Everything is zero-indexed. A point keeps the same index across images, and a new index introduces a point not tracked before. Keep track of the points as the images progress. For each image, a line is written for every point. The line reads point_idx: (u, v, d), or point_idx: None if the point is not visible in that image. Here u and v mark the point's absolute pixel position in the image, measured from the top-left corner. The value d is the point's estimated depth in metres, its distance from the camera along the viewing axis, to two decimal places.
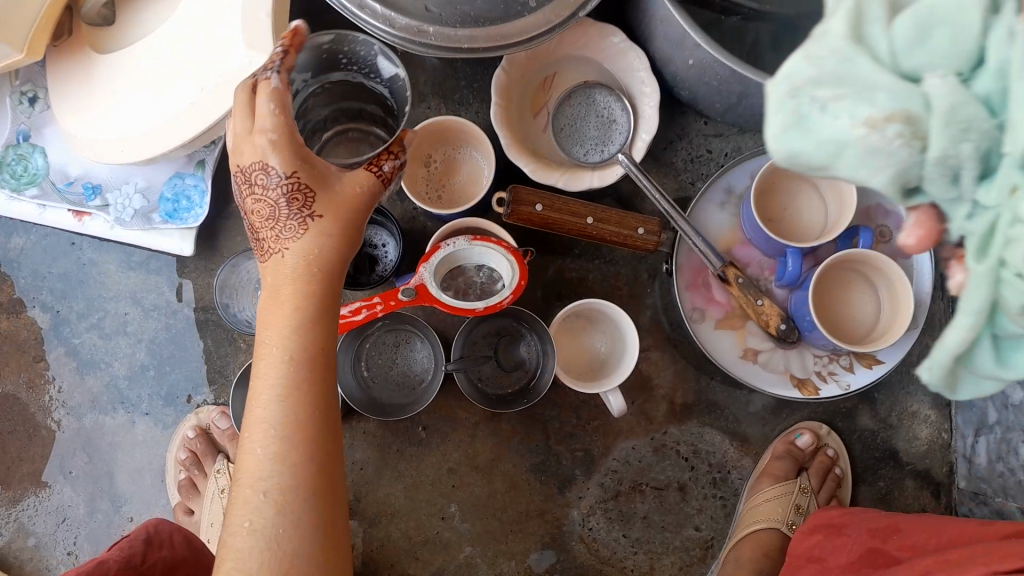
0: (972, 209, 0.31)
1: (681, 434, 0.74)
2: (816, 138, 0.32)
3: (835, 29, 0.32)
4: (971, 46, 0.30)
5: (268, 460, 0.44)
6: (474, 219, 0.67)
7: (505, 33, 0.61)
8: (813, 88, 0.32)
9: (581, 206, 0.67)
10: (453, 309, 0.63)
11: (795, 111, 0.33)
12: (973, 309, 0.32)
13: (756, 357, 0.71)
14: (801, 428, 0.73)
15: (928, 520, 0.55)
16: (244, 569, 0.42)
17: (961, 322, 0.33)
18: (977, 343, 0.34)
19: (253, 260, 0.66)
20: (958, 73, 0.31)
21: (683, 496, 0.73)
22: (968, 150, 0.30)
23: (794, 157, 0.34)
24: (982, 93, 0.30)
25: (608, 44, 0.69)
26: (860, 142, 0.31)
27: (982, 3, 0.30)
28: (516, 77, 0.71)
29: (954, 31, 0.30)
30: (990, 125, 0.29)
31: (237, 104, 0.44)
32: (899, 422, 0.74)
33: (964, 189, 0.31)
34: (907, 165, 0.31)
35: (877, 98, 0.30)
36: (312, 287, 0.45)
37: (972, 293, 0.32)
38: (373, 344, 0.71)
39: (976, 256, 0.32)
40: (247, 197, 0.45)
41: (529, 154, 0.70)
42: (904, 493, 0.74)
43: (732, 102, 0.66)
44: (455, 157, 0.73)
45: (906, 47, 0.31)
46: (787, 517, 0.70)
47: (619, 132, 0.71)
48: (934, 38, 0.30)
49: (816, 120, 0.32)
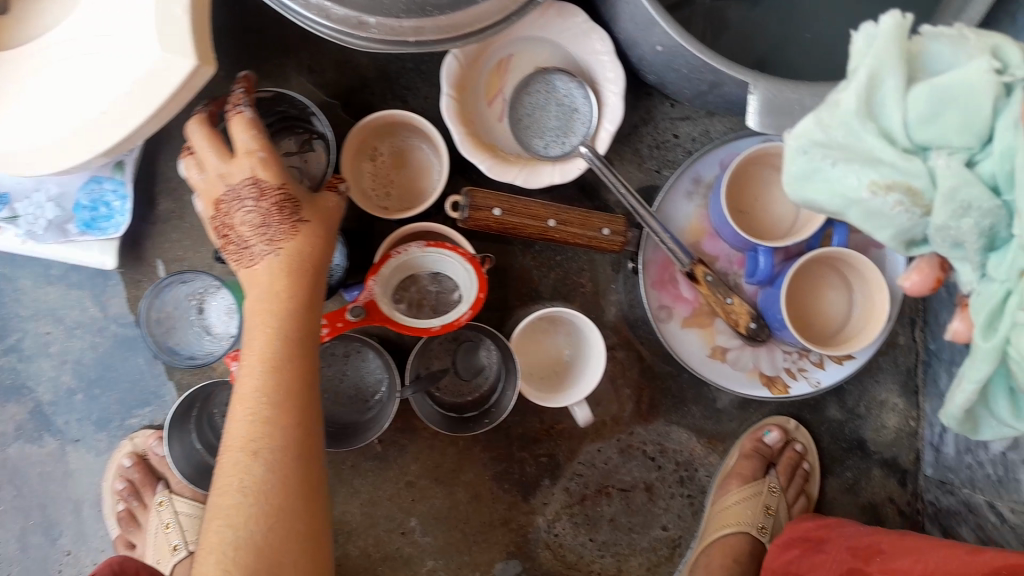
0: (981, 276, 0.37)
1: (647, 434, 0.71)
2: (827, 190, 0.38)
3: (848, 102, 0.37)
4: (983, 127, 0.34)
5: (254, 421, 0.47)
6: (427, 222, 0.62)
7: (455, 23, 0.55)
8: (821, 148, 0.37)
9: (542, 208, 0.62)
10: (406, 329, 0.58)
11: (804, 166, 0.38)
12: (976, 378, 0.38)
13: (724, 356, 0.68)
14: (768, 424, 0.71)
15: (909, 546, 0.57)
16: (232, 522, 0.45)
17: (966, 386, 0.38)
18: (995, 397, 0.39)
19: (173, 287, 0.62)
20: (970, 152, 0.35)
21: (650, 497, 0.72)
22: (969, 225, 0.35)
23: (805, 203, 0.40)
24: (988, 174, 0.35)
25: (568, 25, 0.64)
26: (864, 202, 0.37)
27: (993, 89, 0.34)
28: (469, 64, 0.64)
29: (966, 113, 0.34)
30: (993, 205, 0.34)
31: (204, 138, 0.50)
32: (867, 411, 0.72)
33: (969, 254, 0.36)
34: (908, 226, 0.37)
35: (882, 168, 0.36)
36: (299, 273, 0.50)
37: (978, 363, 0.37)
38: (323, 355, 0.66)
39: (985, 333, 0.36)
40: (231, 217, 0.50)
41: (484, 149, 0.64)
42: (871, 483, 0.72)
43: (702, 90, 0.61)
44: (403, 147, 0.67)
45: (918, 121, 0.36)
46: (756, 520, 0.68)
47: (581, 122, 0.65)
48: (945, 118, 0.35)
49: (827, 173, 0.38)
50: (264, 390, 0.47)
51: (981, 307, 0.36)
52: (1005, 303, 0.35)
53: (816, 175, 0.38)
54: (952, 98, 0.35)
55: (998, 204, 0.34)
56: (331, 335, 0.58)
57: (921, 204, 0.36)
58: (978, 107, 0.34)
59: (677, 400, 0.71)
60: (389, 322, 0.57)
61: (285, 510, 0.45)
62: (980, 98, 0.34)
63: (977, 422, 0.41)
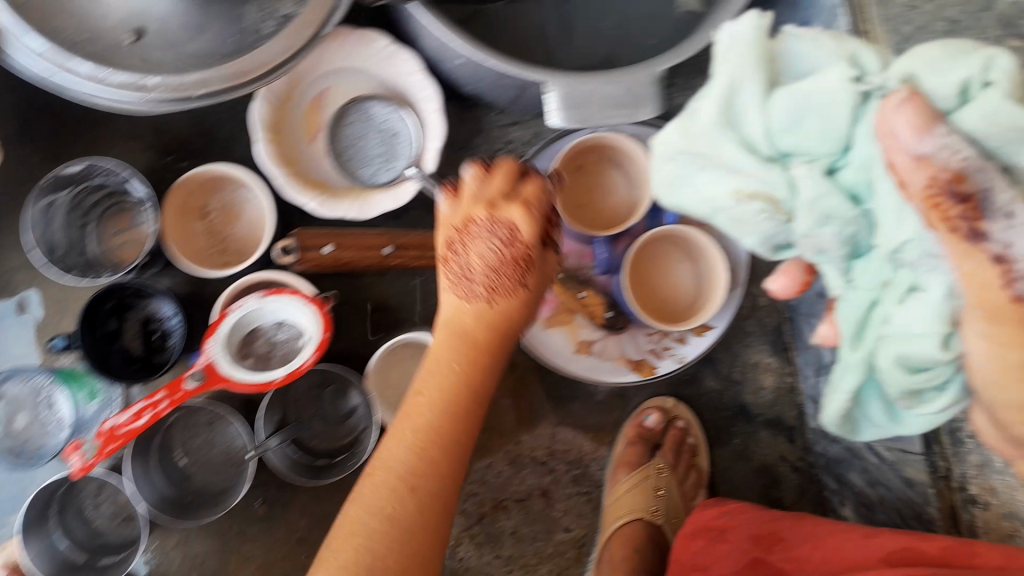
0: (848, 278, 0.41)
1: (533, 440, 0.72)
2: (695, 194, 0.44)
3: (711, 116, 0.41)
4: (840, 140, 0.38)
5: (417, 443, 0.45)
6: (261, 274, 0.61)
7: (241, 69, 0.53)
8: (690, 157, 0.43)
9: (375, 237, 0.61)
10: (247, 387, 0.58)
11: (679, 172, 0.44)
12: (848, 382, 0.44)
13: (590, 349, 0.69)
14: (648, 408, 0.72)
15: (808, 531, 0.60)
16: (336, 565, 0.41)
17: (840, 390, 0.45)
18: (872, 403, 0.45)
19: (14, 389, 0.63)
20: (829, 164, 0.39)
21: (548, 502, 0.72)
22: (832, 231, 0.39)
23: (679, 206, 0.46)
24: (849, 184, 0.39)
25: (374, 52, 0.63)
26: (731, 208, 0.42)
27: (850, 104, 0.37)
28: (279, 105, 0.63)
29: (824, 126, 0.38)
30: (853, 213, 0.38)
31: None
32: (743, 376, 0.73)
33: (835, 259, 0.41)
34: (774, 231, 0.42)
35: (743, 176, 0.41)
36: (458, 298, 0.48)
37: (850, 358, 0.43)
38: (184, 425, 0.66)
39: (853, 344, 0.42)
40: None
41: (312, 188, 0.62)
42: (760, 444, 0.73)
43: (515, 94, 0.61)
44: (231, 201, 0.66)
45: (778, 133, 0.40)
46: (649, 505, 0.69)
47: (405, 144, 0.65)
48: (805, 130, 0.38)
49: (696, 179, 0.43)
50: (438, 398, 0.46)
51: (852, 309, 0.42)
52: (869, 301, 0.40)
53: (685, 180, 0.44)
54: (811, 109, 0.38)
55: (855, 213, 0.38)
56: (172, 406, 0.57)
57: (782, 211, 0.40)
58: (829, 125, 0.38)
59: (556, 401, 0.72)
60: (227, 383, 0.56)
61: (419, 542, 0.43)
62: (831, 119, 0.38)
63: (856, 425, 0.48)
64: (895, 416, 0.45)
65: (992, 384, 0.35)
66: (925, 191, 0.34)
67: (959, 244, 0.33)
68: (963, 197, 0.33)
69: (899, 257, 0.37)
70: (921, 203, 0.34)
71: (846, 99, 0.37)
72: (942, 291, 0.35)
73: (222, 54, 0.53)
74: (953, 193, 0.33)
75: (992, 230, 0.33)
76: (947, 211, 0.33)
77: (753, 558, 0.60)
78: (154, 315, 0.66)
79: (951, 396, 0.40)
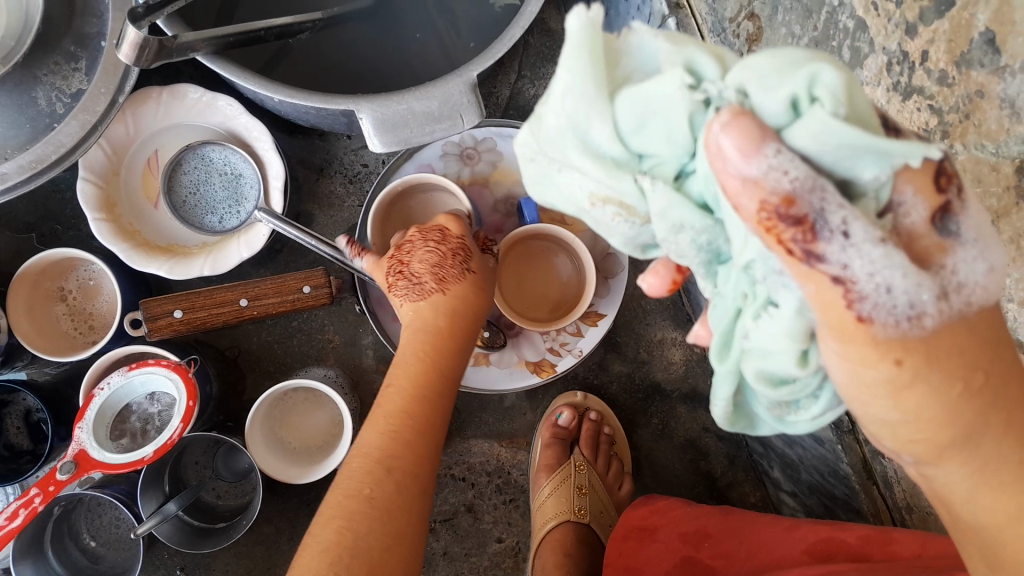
0: (716, 288, 0.30)
1: (449, 458, 0.70)
2: (556, 196, 0.30)
3: (548, 116, 0.27)
4: (686, 140, 0.25)
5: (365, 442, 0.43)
6: (123, 349, 0.59)
7: (37, 156, 0.52)
8: (538, 152, 0.29)
9: (228, 291, 0.59)
10: (124, 466, 0.56)
11: (531, 174, 0.30)
12: (721, 396, 0.31)
13: (488, 359, 0.66)
14: (559, 407, 0.71)
15: (735, 521, 0.54)
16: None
17: (716, 400, 0.32)
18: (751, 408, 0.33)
19: None
20: (680, 167, 0.26)
21: (475, 517, 0.70)
22: (686, 242, 0.27)
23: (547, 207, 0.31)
24: (698, 193, 0.26)
25: (189, 103, 0.61)
26: (587, 215, 0.30)
27: (685, 95, 0.24)
28: (109, 178, 0.60)
29: (666, 123, 0.25)
30: (707, 224, 0.27)
31: None
32: (650, 355, 0.72)
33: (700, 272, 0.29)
34: (633, 235, 0.30)
35: (593, 179, 0.28)
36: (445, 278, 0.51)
37: (717, 382, 0.31)
38: (90, 507, 0.64)
39: (719, 353, 0.30)
40: None
41: (162, 254, 0.60)
42: (681, 420, 0.72)
43: (346, 122, 0.57)
44: (88, 282, 0.64)
45: (625, 132, 0.26)
46: (575, 505, 0.66)
47: (249, 185, 0.62)
48: (652, 128, 0.26)
49: (550, 179, 0.30)
50: (409, 384, 0.46)
51: (717, 319, 0.29)
52: (733, 326, 0.29)
53: (544, 182, 0.30)
54: (651, 105, 0.25)
55: (712, 226, 0.26)
56: (46, 503, 0.55)
57: (639, 215, 0.28)
58: (670, 118, 0.25)
59: (464, 416, 0.70)
60: (99, 469, 0.54)
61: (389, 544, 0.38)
62: (668, 107, 0.25)
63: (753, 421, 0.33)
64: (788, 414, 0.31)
65: (862, 405, 0.26)
66: (764, 209, 0.23)
67: (801, 271, 0.24)
68: (795, 215, 0.22)
69: (752, 274, 0.26)
70: (753, 224, 0.23)
71: (676, 106, 0.24)
72: (787, 302, 0.25)
73: (16, 146, 0.52)
74: (777, 212, 0.23)
75: (826, 252, 0.23)
76: (777, 233, 0.23)
77: (683, 558, 0.54)
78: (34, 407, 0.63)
79: (828, 404, 0.28)
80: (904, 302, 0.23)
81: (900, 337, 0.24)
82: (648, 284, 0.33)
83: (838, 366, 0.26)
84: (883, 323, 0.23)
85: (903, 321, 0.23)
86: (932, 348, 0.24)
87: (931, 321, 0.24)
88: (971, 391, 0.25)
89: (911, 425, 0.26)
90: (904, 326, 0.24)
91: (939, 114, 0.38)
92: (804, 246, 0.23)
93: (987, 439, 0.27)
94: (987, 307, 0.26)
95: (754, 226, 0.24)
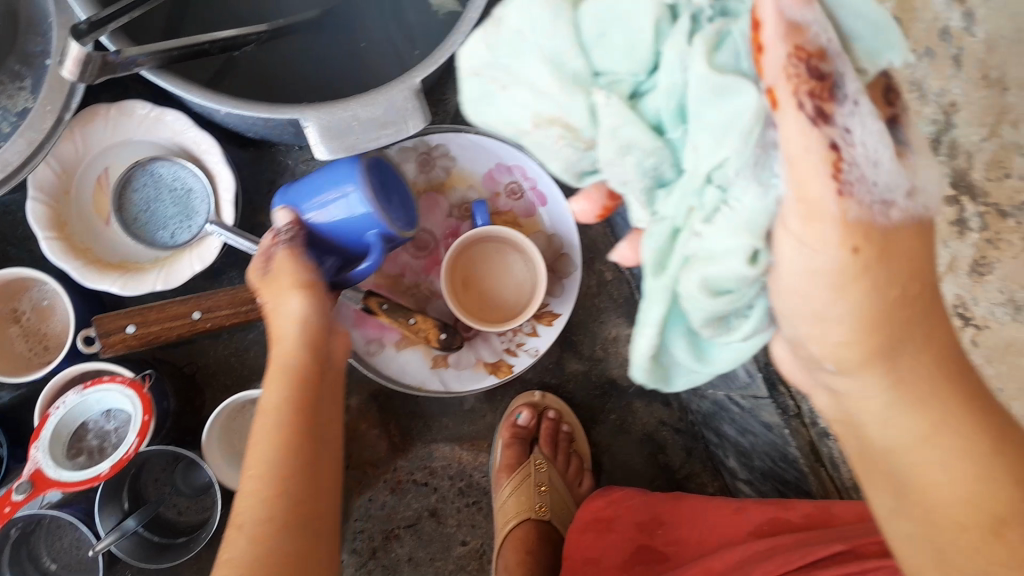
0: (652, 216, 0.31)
1: (411, 464, 0.70)
2: (499, 114, 0.32)
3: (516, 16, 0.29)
4: (647, 52, 0.28)
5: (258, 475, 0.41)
6: (78, 367, 0.59)
7: None
8: (493, 68, 0.31)
9: (178, 304, 0.59)
10: (79, 485, 0.55)
11: (475, 91, 0.32)
12: (651, 322, 0.31)
13: (447, 361, 0.67)
14: (518, 407, 0.71)
15: (689, 506, 0.55)
16: None
17: (647, 334, 0.31)
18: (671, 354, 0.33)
19: None
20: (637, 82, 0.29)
21: (438, 521, 0.71)
22: (631, 163, 0.29)
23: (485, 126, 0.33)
24: (652, 111, 0.29)
25: (138, 120, 0.61)
26: (529, 133, 0.31)
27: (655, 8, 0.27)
28: (59, 196, 0.60)
29: (627, 33, 0.28)
30: (655, 143, 0.28)
31: None
32: (605, 353, 0.73)
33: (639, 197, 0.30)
34: (574, 155, 0.31)
35: (549, 89, 0.29)
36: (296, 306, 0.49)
37: (647, 307, 0.31)
38: (49, 529, 0.63)
39: (655, 269, 0.30)
40: None
41: (113, 270, 0.60)
42: (637, 416, 0.74)
43: (295, 132, 0.57)
44: (42, 302, 0.63)
45: (592, 42, 0.29)
46: (534, 503, 0.68)
47: (200, 199, 0.62)
48: (616, 39, 0.28)
49: (498, 97, 0.31)
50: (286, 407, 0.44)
51: (656, 239, 0.30)
52: (671, 243, 0.30)
53: (488, 100, 0.32)
54: (621, 13, 0.28)
55: (659, 143, 0.28)
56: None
57: (582, 139, 0.30)
58: (633, 24, 0.28)
59: (425, 421, 0.70)
60: (56, 487, 0.54)
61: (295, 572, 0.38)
62: (636, 14, 0.28)
63: (667, 372, 0.34)
64: (704, 354, 0.33)
65: (805, 298, 0.28)
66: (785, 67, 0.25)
67: (793, 124, 0.25)
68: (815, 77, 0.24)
69: (714, 180, 0.28)
70: (770, 78, 0.25)
71: (643, 11, 0.27)
72: (747, 196, 0.27)
73: None
74: (803, 74, 0.24)
75: (837, 114, 0.24)
76: (792, 93, 0.25)
77: (639, 546, 0.55)
78: None
79: (759, 319, 0.30)
80: (879, 169, 0.25)
81: (861, 218, 0.26)
82: (580, 208, 0.38)
83: (795, 247, 0.27)
84: (870, 203, 0.25)
85: (877, 191, 0.25)
86: (885, 239, 0.26)
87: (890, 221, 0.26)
88: (905, 299, 0.27)
89: (831, 325, 0.28)
90: (870, 206, 0.26)
91: None
92: (814, 107, 0.25)
93: (908, 355, 0.29)
94: (923, 225, 0.27)
95: (766, 97, 0.26)
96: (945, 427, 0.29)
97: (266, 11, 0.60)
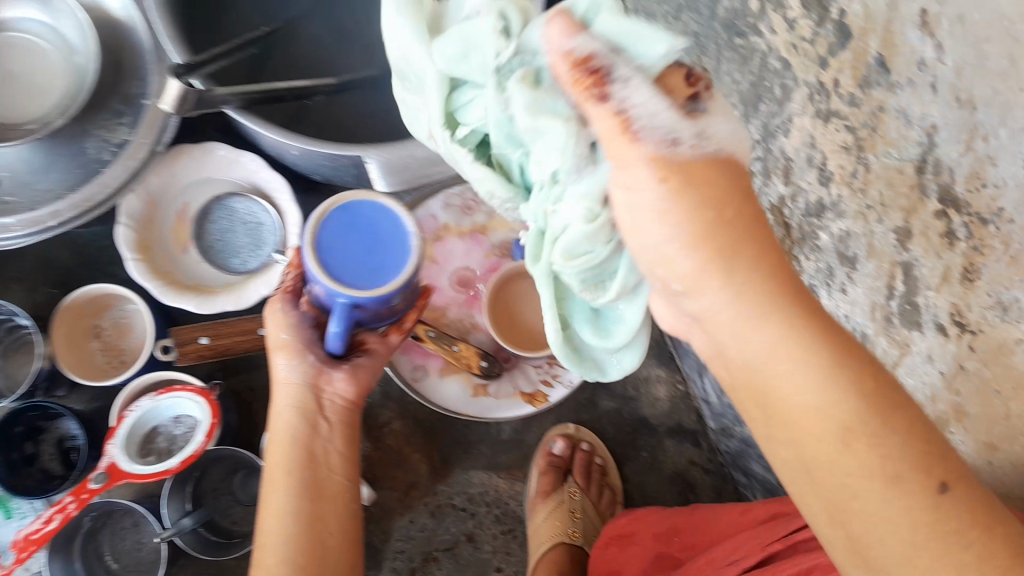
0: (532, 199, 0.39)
1: (450, 489, 0.74)
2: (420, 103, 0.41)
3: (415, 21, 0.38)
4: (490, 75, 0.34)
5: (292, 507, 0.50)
6: (157, 375, 0.66)
7: (88, 196, 0.61)
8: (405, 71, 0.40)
9: (249, 321, 0.67)
10: (150, 478, 0.61)
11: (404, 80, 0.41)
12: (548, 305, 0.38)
13: (487, 390, 0.71)
14: (553, 437, 0.76)
15: (702, 516, 0.58)
16: None
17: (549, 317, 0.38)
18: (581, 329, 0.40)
19: None
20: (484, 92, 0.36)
21: (475, 546, 0.74)
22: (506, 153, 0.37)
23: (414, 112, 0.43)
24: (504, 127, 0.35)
25: (215, 159, 0.70)
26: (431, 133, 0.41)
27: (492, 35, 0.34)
28: (145, 226, 0.68)
29: (474, 55, 0.34)
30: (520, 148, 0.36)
31: None
32: (637, 392, 0.77)
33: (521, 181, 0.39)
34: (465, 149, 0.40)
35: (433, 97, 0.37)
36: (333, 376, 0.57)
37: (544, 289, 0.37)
38: (114, 531, 0.68)
39: (534, 255, 0.38)
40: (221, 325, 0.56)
41: (190, 292, 0.67)
42: (667, 454, 0.77)
43: (354, 170, 0.65)
44: (122, 319, 0.71)
45: (454, 63, 0.35)
46: (567, 528, 0.71)
47: (269, 231, 0.70)
48: (470, 59, 0.35)
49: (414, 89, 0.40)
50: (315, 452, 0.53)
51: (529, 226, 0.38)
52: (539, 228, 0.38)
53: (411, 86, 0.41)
54: (466, 39, 0.34)
55: (520, 151, 0.36)
56: (79, 509, 0.61)
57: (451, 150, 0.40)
58: (479, 55, 0.34)
59: (464, 448, 0.75)
60: (129, 479, 0.60)
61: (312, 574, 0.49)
62: (480, 45, 0.34)
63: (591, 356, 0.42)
64: (608, 330, 0.40)
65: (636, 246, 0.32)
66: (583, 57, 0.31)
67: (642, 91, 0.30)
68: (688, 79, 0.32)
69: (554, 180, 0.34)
70: (565, 76, 0.31)
71: (483, 40, 0.34)
72: (597, 152, 0.33)
73: (68, 186, 0.63)
74: (583, 73, 0.31)
75: (614, 92, 0.30)
76: (586, 83, 0.31)
77: (657, 555, 0.58)
78: (67, 435, 0.69)
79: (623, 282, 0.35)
80: (657, 145, 0.30)
81: (671, 158, 0.30)
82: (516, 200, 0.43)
83: (630, 203, 0.32)
84: (694, 146, 0.30)
85: (669, 152, 0.30)
86: (687, 170, 0.30)
87: (726, 161, 0.31)
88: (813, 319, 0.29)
89: (679, 255, 0.31)
90: (688, 146, 0.30)
91: (854, 131, 0.47)
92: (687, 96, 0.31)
93: (807, 367, 0.29)
94: (724, 161, 0.31)
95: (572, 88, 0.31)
96: (800, 354, 0.29)
97: (332, 69, 0.68)
